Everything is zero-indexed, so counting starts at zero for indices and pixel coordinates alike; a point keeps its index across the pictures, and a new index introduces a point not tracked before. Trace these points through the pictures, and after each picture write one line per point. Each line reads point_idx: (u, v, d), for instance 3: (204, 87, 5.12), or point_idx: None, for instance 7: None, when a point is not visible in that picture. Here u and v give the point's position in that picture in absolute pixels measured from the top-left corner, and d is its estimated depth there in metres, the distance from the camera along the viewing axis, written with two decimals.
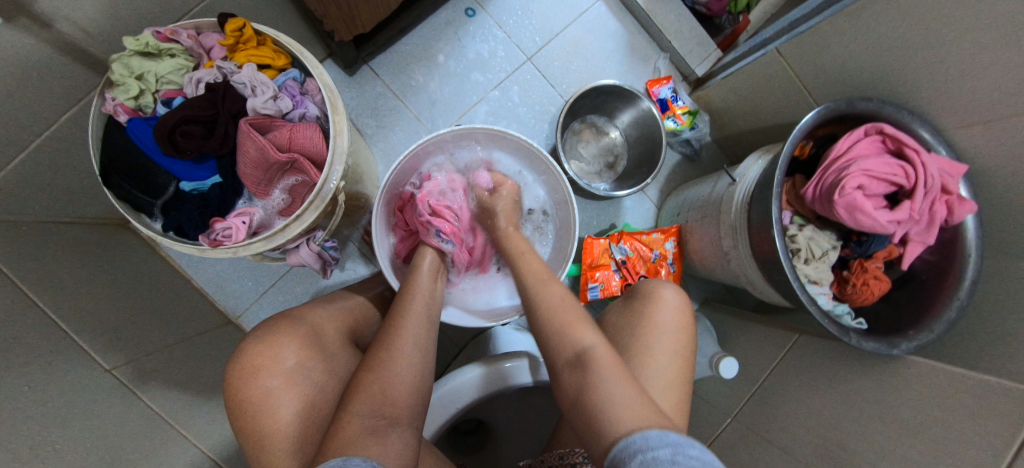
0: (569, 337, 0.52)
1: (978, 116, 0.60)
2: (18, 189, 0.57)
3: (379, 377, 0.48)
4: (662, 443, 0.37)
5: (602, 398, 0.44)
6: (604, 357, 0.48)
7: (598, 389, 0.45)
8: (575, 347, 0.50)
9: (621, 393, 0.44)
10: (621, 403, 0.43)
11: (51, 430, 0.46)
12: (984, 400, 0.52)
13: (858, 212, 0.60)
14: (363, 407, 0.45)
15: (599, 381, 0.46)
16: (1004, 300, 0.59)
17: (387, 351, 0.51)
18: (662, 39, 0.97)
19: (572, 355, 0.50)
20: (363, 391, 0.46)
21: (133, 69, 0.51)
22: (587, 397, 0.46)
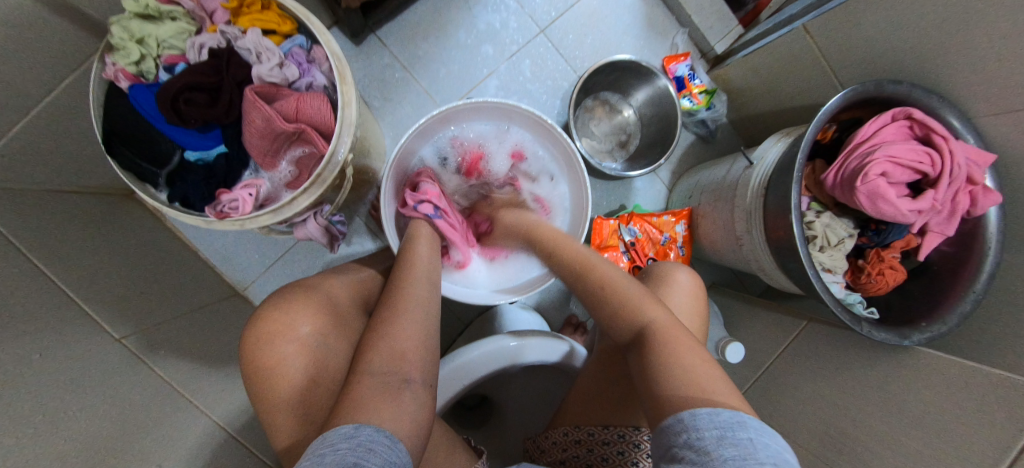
0: (635, 318, 0.49)
1: (1013, 103, 0.57)
2: (18, 156, 0.56)
3: (390, 341, 0.48)
4: (711, 422, 0.35)
5: (676, 372, 0.42)
6: (672, 326, 0.47)
7: (666, 358, 0.43)
8: (639, 319, 0.49)
9: (693, 364, 0.42)
10: (696, 373, 0.41)
11: (63, 398, 0.47)
12: (994, 394, 0.52)
13: (880, 200, 0.58)
14: (375, 367, 0.46)
15: (668, 353, 0.44)
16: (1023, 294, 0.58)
17: (397, 312, 0.52)
18: (681, 13, 0.93)
19: (637, 332, 0.48)
20: (373, 355, 0.47)
21: (133, 32, 0.49)
22: (658, 366, 0.43)
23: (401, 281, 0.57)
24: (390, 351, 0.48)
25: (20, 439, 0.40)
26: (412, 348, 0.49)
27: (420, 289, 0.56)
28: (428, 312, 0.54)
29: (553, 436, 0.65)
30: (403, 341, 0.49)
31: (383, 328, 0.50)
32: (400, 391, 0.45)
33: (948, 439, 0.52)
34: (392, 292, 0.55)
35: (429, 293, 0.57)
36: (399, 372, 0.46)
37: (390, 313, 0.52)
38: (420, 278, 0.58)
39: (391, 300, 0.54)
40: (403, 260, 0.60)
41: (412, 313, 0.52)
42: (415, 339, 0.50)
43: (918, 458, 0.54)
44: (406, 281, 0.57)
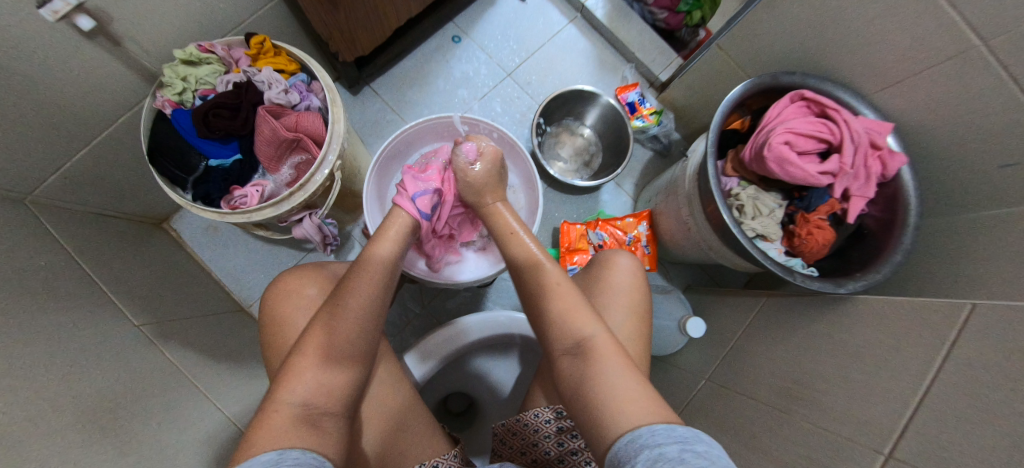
0: (569, 326, 0.52)
1: (895, 75, 0.69)
2: (72, 178, 0.72)
3: (317, 372, 0.46)
4: (669, 437, 0.37)
5: (603, 393, 0.44)
6: (604, 350, 0.48)
7: (598, 379, 0.46)
8: (576, 332, 0.51)
9: (621, 381, 0.44)
10: (620, 389, 0.44)
11: (75, 353, 0.56)
12: (918, 315, 0.56)
13: (786, 164, 0.68)
14: (295, 397, 0.44)
15: (598, 373, 0.46)
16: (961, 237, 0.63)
17: (331, 333, 0.49)
18: (627, 52, 1.10)
19: (569, 342, 0.51)
20: (296, 381, 0.45)
21: (180, 73, 0.66)
22: (587, 382, 0.46)
23: (343, 294, 0.53)
24: (318, 380, 0.46)
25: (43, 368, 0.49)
26: (337, 381, 0.47)
27: (359, 312, 0.52)
28: (365, 337, 0.52)
29: (524, 420, 0.65)
30: (330, 372, 0.47)
31: (309, 354, 0.47)
32: (320, 420, 0.44)
33: (882, 364, 0.55)
34: (333, 308, 0.51)
35: (371, 316, 0.53)
36: (322, 406, 0.45)
37: (328, 333, 0.49)
38: (365, 300, 0.53)
39: (326, 316, 0.51)
40: (351, 274, 0.55)
41: (352, 332, 0.51)
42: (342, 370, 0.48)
43: (859, 386, 0.56)
44: (348, 299, 0.52)
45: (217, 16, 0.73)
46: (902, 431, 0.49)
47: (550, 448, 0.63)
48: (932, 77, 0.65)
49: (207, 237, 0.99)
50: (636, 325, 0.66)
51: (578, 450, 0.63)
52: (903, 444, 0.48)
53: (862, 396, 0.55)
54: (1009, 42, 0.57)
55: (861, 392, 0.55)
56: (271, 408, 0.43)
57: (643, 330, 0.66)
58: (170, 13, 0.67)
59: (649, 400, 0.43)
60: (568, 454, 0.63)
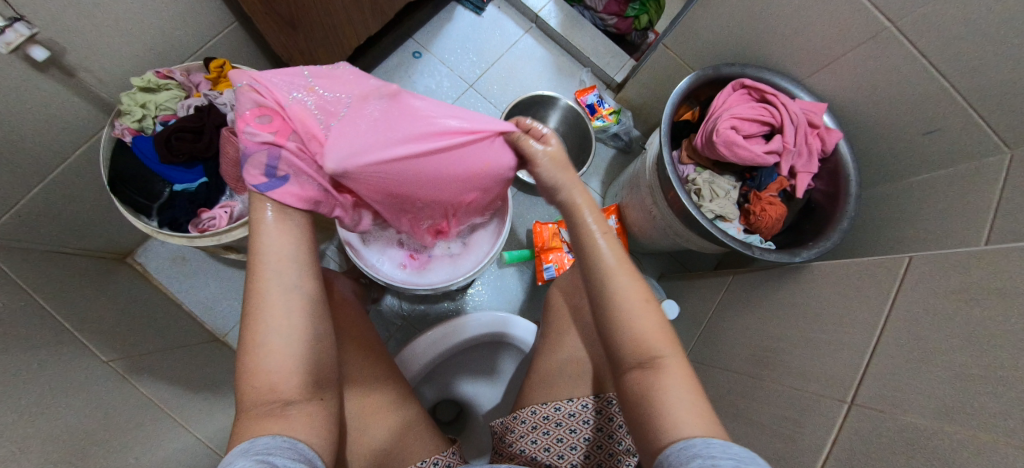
0: (639, 334, 0.42)
1: (825, 59, 0.75)
2: (29, 216, 0.70)
3: (261, 372, 0.41)
4: (726, 453, 0.34)
5: (663, 410, 0.39)
6: (677, 376, 0.41)
7: (664, 398, 0.39)
8: (650, 349, 0.42)
9: (686, 404, 0.39)
10: (687, 413, 0.38)
11: (43, 392, 0.54)
12: (866, 273, 0.61)
13: (734, 146, 0.73)
14: (251, 398, 0.40)
15: (665, 389, 0.40)
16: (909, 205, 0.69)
17: (257, 337, 0.41)
18: (582, 57, 1.15)
19: (635, 354, 0.43)
20: (248, 385, 0.41)
21: (138, 100, 0.65)
22: (649, 400, 0.40)
23: (252, 288, 0.42)
24: (263, 381, 0.41)
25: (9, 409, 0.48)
26: (284, 372, 0.41)
27: (279, 302, 0.42)
28: (298, 325, 0.42)
29: (522, 417, 0.64)
30: (273, 376, 0.41)
31: (248, 358, 0.41)
32: (287, 411, 0.41)
33: (839, 322, 0.60)
34: (251, 308, 0.42)
35: (300, 304, 0.43)
36: (281, 399, 0.41)
37: (254, 334, 0.41)
38: (279, 290, 0.42)
39: (249, 315, 0.42)
40: (254, 262, 0.43)
41: (279, 327, 0.41)
42: (286, 364, 0.41)
43: (820, 345, 0.60)
44: (259, 296, 0.42)
45: (174, 42, 0.74)
46: (860, 380, 0.53)
47: (548, 444, 0.61)
48: (854, 58, 0.72)
49: (175, 268, 0.97)
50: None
51: (577, 445, 0.61)
52: (862, 391, 0.52)
53: (823, 353, 0.59)
54: (913, 22, 0.63)
55: (822, 350, 0.59)
56: (241, 413, 0.40)
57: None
58: (125, 42, 0.67)
59: (713, 425, 0.38)
60: (566, 451, 0.61)
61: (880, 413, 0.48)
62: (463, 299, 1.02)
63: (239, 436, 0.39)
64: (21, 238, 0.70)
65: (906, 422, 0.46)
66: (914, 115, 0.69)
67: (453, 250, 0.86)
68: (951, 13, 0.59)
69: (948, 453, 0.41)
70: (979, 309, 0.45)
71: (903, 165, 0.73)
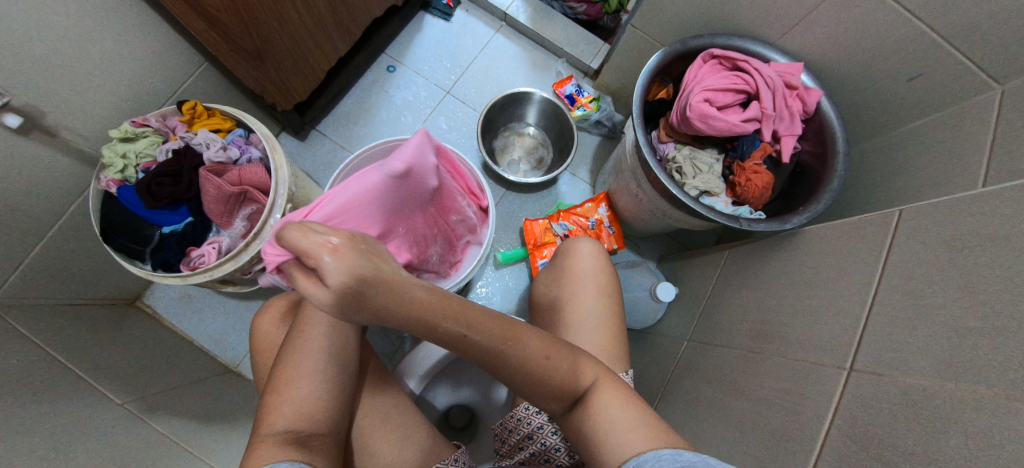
0: (567, 380, 0.44)
1: (794, 18, 0.73)
2: (37, 272, 0.74)
3: (292, 400, 0.47)
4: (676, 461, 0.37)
5: (608, 435, 0.42)
6: (607, 392, 0.45)
7: (603, 424, 0.43)
8: (578, 386, 0.44)
9: (624, 422, 0.42)
10: (625, 428, 0.42)
11: (60, 440, 0.57)
12: (858, 231, 0.58)
13: (710, 119, 0.71)
14: (283, 424, 0.45)
15: (598, 415, 0.43)
16: (902, 158, 0.66)
17: (297, 369, 0.49)
18: (556, 48, 1.14)
19: (564, 398, 0.44)
20: (280, 411, 0.46)
21: (118, 151, 0.68)
22: (591, 429, 0.43)
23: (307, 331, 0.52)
24: (301, 410, 0.46)
25: (25, 459, 0.50)
26: (314, 402, 0.47)
27: (327, 346, 0.51)
28: (331, 366, 0.50)
29: (516, 414, 0.63)
30: (304, 405, 0.47)
31: (282, 388, 0.48)
32: (310, 443, 0.45)
33: (834, 285, 0.58)
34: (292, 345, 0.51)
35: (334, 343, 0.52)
36: (310, 429, 0.46)
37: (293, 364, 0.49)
38: (323, 336, 0.52)
39: (296, 353, 0.50)
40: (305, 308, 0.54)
41: (315, 362, 0.49)
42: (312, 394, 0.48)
43: (816, 312, 0.58)
44: (305, 340, 0.51)
45: (148, 90, 0.76)
46: (856, 344, 0.51)
47: (544, 437, 0.61)
48: (825, 12, 0.69)
49: (183, 306, 1.00)
50: (608, 301, 0.67)
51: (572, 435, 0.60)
52: (859, 355, 0.50)
53: (822, 321, 0.57)
54: None
55: (818, 316, 0.57)
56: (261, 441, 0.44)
57: (615, 308, 0.67)
58: (100, 96, 0.70)
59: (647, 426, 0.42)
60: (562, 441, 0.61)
61: (878, 376, 0.47)
62: None
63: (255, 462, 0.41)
64: (30, 296, 0.73)
65: (904, 382, 0.44)
66: (897, 62, 0.66)
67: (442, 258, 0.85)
68: None
69: (948, 411, 0.39)
70: (975, 257, 0.43)
71: (890, 116, 0.70)
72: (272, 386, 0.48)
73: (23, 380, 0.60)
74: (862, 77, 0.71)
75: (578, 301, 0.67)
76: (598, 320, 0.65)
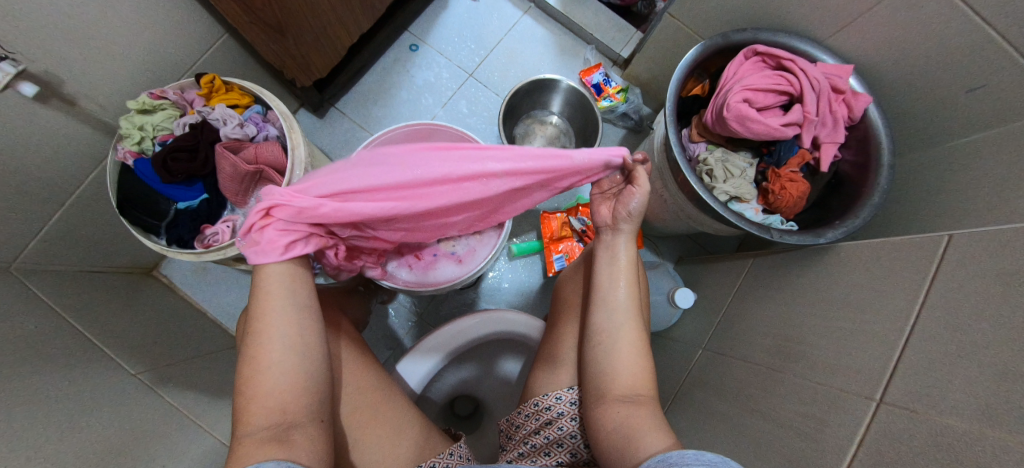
0: (624, 373, 0.50)
1: (849, 16, 0.68)
2: (56, 240, 0.74)
3: (262, 391, 0.42)
4: (697, 461, 0.37)
5: (639, 442, 0.45)
6: (652, 411, 0.47)
7: (640, 433, 0.45)
8: (634, 385, 0.49)
9: (657, 435, 0.45)
10: (655, 437, 0.44)
11: (75, 408, 0.58)
12: (900, 253, 0.55)
13: (748, 121, 0.67)
14: (257, 421, 0.41)
15: (639, 421, 0.46)
16: (953, 177, 0.62)
17: (259, 357, 0.42)
18: (585, 34, 1.09)
19: (622, 389, 0.49)
20: (253, 405, 0.42)
21: (136, 123, 0.66)
22: (626, 432, 0.46)
23: (258, 311, 0.44)
24: (269, 403, 0.42)
25: (40, 428, 0.51)
26: (289, 392, 0.42)
27: (286, 325, 0.43)
28: (302, 346, 0.44)
29: (524, 409, 0.63)
30: (275, 396, 0.42)
31: (250, 379, 0.42)
32: (289, 436, 0.42)
33: (868, 309, 0.55)
34: (250, 327, 0.44)
35: (298, 324, 0.44)
36: (289, 418, 0.42)
37: (255, 350, 0.43)
38: (286, 311, 0.44)
39: (252, 339, 0.43)
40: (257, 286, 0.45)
41: (282, 345, 0.43)
42: (287, 383, 0.43)
43: (846, 335, 0.55)
44: (264, 318, 0.43)
45: (168, 60, 0.75)
46: (889, 376, 0.48)
47: (548, 433, 0.60)
48: (884, 11, 0.64)
49: (197, 278, 1.01)
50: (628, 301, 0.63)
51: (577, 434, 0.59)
52: (891, 388, 0.47)
53: (852, 345, 0.54)
54: None
55: (848, 340, 0.55)
56: (241, 439, 0.41)
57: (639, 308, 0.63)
58: (118, 65, 0.69)
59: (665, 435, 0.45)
60: (567, 438, 0.59)
61: (910, 412, 0.44)
62: (476, 293, 1.01)
63: (239, 459, 0.40)
64: (47, 263, 0.74)
65: (940, 423, 0.41)
66: (958, 70, 0.61)
67: (458, 249, 0.85)
68: None
69: (989, 461, 0.36)
70: None
71: (946, 129, 0.65)
72: (239, 381, 0.43)
73: (40, 348, 0.61)
74: (918, 84, 0.66)
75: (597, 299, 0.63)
76: None
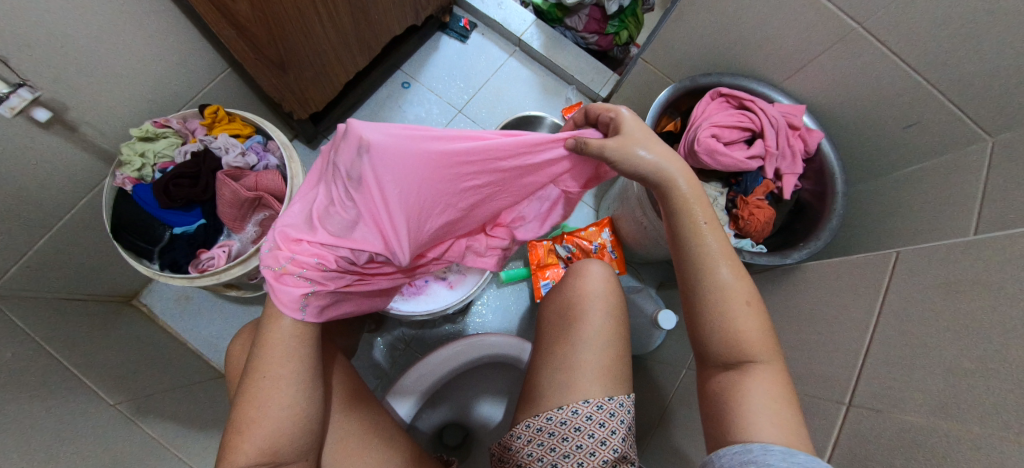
0: (733, 336, 0.46)
1: (798, 64, 0.77)
2: (40, 266, 0.73)
3: (254, 430, 0.45)
4: (785, 461, 0.37)
5: (742, 413, 0.43)
6: (763, 381, 0.45)
7: (747, 402, 0.44)
8: (744, 352, 0.46)
9: (766, 407, 0.43)
10: (763, 412, 0.43)
11: (52, 438, 0.56)
12: (859, 270, 0.60)
13: (717, 154, 0.74)
14: (249, 455, 0.44)
15: (746, 390, 0.44)
16: (898, 203, 0.69)
17: (260, 402, 0.45)
18: (566, 76, 1.18)
19: (727, 353, 0.46)
20: (244, 441, 0.45)
21: (137, 150, 0.68)
22: (730, 400, 0.45)
23: (265, 355, 0.47)
24: (262, 444, 0.45)
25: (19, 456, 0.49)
26: (281, 435, 0.46)
27: (292, 373, 0.47)
28: (303, 395, 0.47)
29: (518, 432, 0.64)
30: (269, 437, 0.45)
31: (247, 420, 0.45)
32: None
33: (833, 322, 0.60)
34: (256, 370, 0.46)
35: (304, 372, 0.47)
36: (277, 457, 0.46)
37: (257, 392, 0.45)
38: (293, 360, 0.47)
39: (255, 381, 0.46)
40: (268, 333, 0.47)
41: (283, 393, 0.46)
42: (282, 425, 0.46)
43: (816, 347, 0.60)
44: (271, 365, 0.46)
45: (170, 91, 0.78)
46: (855, 382, 0.52)
47: (542, 454, 0.61)
48: (827, 60, 0.73)
49: (178, 307, 0.99)
50: (614, 326, 0.68)
51: (569, 454, 0.60)
52: (857, 393, 0.51)
53: (821, 356, 0.58)
54: (879, 22, 0.64)
55: (818, 352, 0.59)
56: None
57: (621, 333, 0.68)
58: (122, 95, 0.71)
59: (791, 431, 0.42)
60: (558, 459, 0.60)
61: (877, 412, 0.48)
62: (464, 320, 1.03)
63: None
64: (25, 289, 0.72)
65: (901, 421, 0.45)
66: (892, 111, 0.70)
67: (449, 275, 0.87)
68: (912, 13, 0.61)
69: (947, 450, 0.40)
70: (968, 302, 0.45)
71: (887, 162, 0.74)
72: (236, 416, 0.46)
73: (17, 374, 0.59)
74: (860, 124, 0.75)
75: (586, 321, 0.68)
76: (602, 342, 0.66)
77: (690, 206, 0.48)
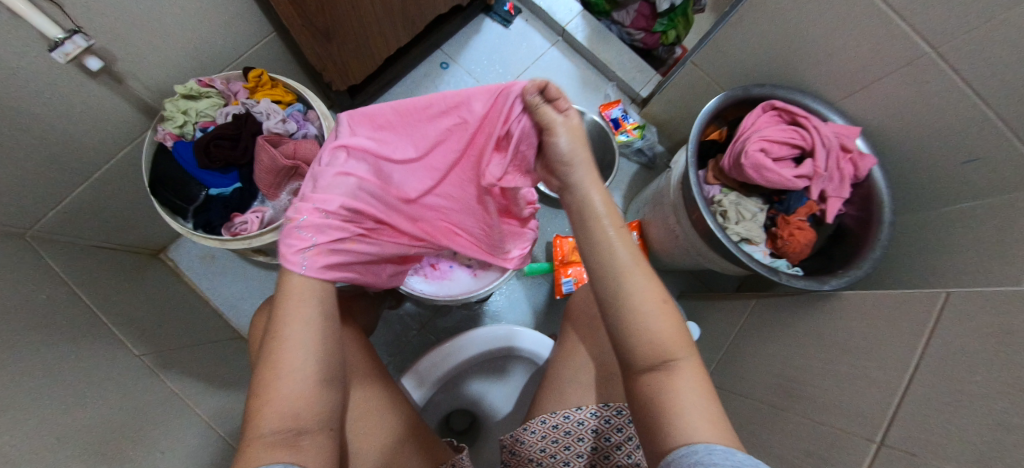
0: (653, 341, 0.41)
1: (859, 84, 0.74)
2: (78, 212, 0.74)
3: (276, 393, 0.40)
4: (728, 461, 0.34)
5: (675, 416, 0.39)
6: (690, 380, 0.40)
7: (676, 405, 0.39)
8: (664, 352, 0.41)
9: (700, 407, 0.39)
10: (698, 415, 0.38)
11: (83, 384, 0.57)
12: (902, 305, 0.58)
13: (764, 170, 0.72)
14: (270, 424, 0.39)
15: (672, 392, 0.40)
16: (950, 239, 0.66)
17: (278, 360, 0.41)
18: (608, 71, 1.15)
19: (648, 357, 0.41)
20: (265, 405, 0.40)
21: (180, 107, 0.68)
22: (659, 406, 0.40)
23: (284, 319, 0.42)
24: (284, 408, 0.40)
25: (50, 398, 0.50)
26: (305, 396, 0.41)
27: (309, 330, 0.42)
28: (325, 352, 0.43)
29: (531, 427, 0.63)
30: (291, 398, 0.40)
31: (267, 381, 0.41)
32: (300, 440, 0.40)
33: (870, 355, 0.58)
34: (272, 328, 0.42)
35: (325, 329, 0.43)
36: (302, 422, 0.41)
37: (272, 351, 0.41)
38: (310, 315, 0.43)
39: (270, 340, 0.42)
40: (283, 290, 0.44)
41: (302, 351, 0.42)
42: (307, 386, 0.41)
43: (849, 379, 0.58)
44: (288, 321, 0.42)
45: (215, 51, 0.77)
46: (890, 420, 0.51)
47: (556, 451, 0.61)
48: (891, 82, 0.70)
49: (203, 266, 1.00)
50: None
51: (582, 453, 0.61)
52: (892, 432, 0.50)
53: (854, 388, 0.57)
54: (954, 48, 0.61)
55: (850, 383, 0.58)
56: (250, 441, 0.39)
57: None
58: (169, 50, 0.71)
59: (723, 429, 0.38)
60: (572, 457, 0.61)
61: (915, 455, 0.46)
62: (481, 309, 1.03)
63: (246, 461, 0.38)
64: (61, 233, 0.73)
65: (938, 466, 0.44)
66: (954, 142, 0.67)
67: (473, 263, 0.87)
68: (993, 41, 0.58)
69: None
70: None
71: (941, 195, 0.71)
72: (254, 384, 0.41)
73: (52, 317, 0.60)
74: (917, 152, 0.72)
75: None
76: None
77: (600, 214, 0.43)
